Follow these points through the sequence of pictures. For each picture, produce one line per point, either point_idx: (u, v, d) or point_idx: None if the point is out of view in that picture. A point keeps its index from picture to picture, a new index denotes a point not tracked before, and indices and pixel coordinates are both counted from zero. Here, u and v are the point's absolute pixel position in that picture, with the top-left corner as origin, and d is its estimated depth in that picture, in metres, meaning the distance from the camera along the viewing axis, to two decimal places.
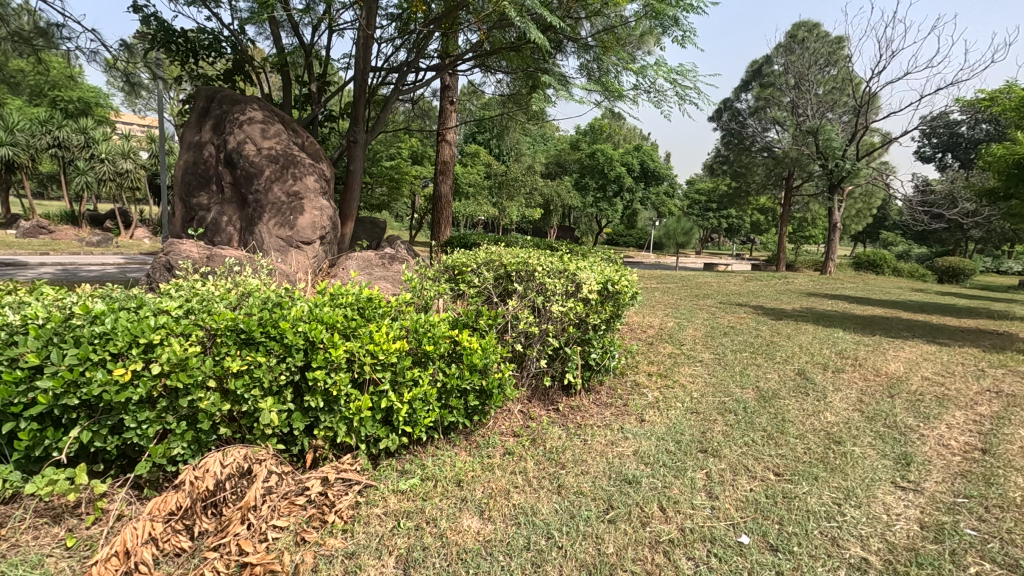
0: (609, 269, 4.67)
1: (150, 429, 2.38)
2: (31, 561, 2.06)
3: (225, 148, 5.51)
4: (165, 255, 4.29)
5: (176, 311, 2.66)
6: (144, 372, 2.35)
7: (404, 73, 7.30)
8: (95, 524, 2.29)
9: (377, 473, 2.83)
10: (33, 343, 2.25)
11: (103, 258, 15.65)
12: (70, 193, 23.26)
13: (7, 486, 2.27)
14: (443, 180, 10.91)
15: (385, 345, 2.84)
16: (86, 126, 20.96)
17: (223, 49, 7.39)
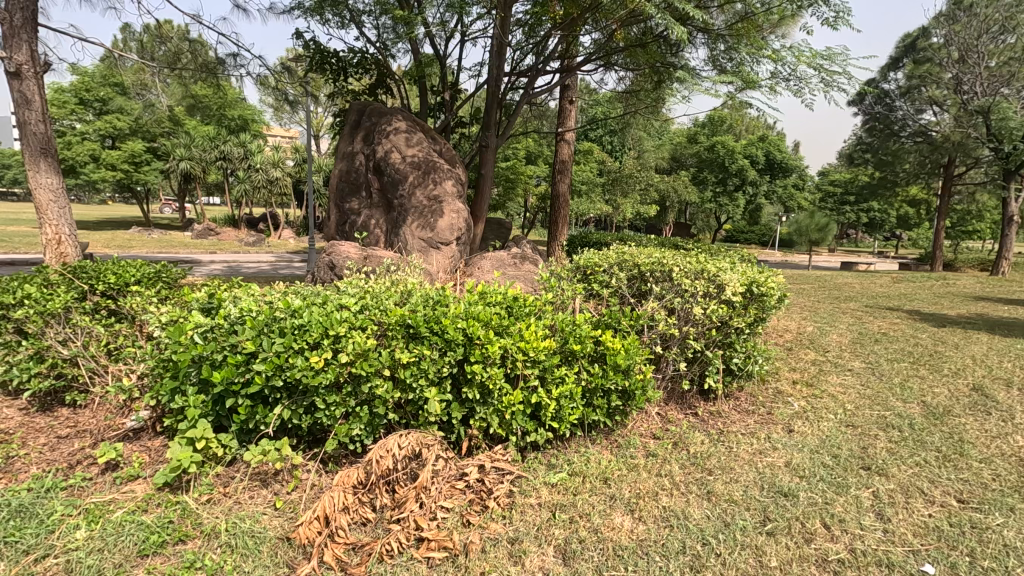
0: (750, 270, 4.45)
1: (337, 410, 2.70)
2: (252, 516, 2.43)
3: (374, 156, 6.03)
4: (329, 255, 4.79)
5: (354, 307, 2.98)
6: (333, 360, 2.66)
7: (531, 78, 7.48)
8: (295, 490, 2.65)
9: (526, 465, 2.97)
10: (249, 332, 2.65)
11: (258, 256, 17.70)
12: (231, 200, 26.64)
13: (228, 451, 2.68)
14: (561, 179, 10.98)
15: (535, 343, 2.96)
16: (245, 140, 23.87)
17: (368, 65, 8.04)
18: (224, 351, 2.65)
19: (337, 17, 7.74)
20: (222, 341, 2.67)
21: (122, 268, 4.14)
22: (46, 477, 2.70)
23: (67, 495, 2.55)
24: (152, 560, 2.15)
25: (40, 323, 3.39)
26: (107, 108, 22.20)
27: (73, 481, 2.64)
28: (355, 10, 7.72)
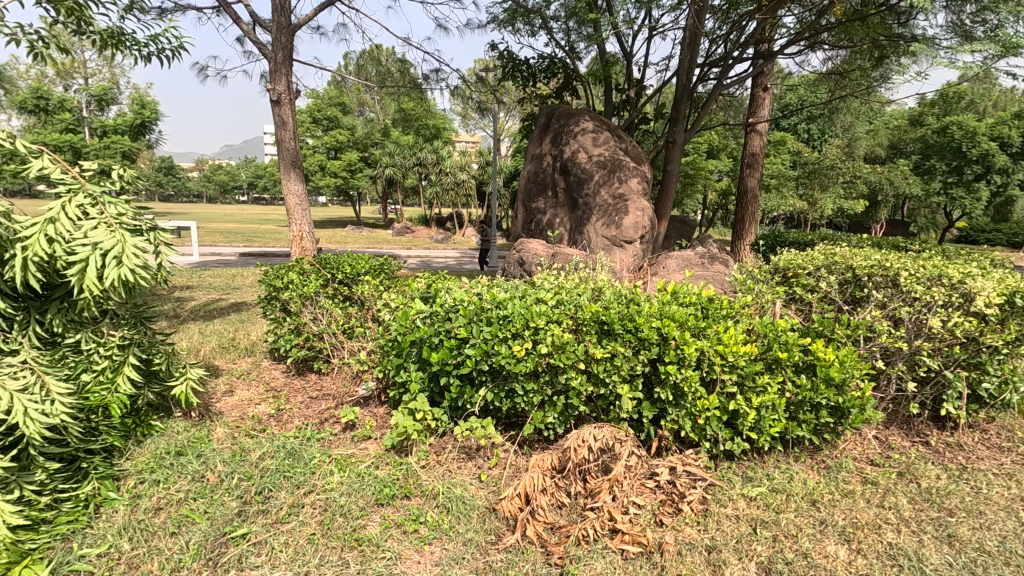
0: (1010, 278, 3.65)
1: (535, 397, 2.88)
2: (461, 484, 2.72)
3: (561, 157, 6.24)
4: (519, 252, 5.12)
5: (551, 302, 3.14)
6: (533, 350, 2.84)
7: (724, 68, 7.05)
8: (496, 467, 2.89)
9: (719, 474, 2.84)
10: (462, 319, 2.95)
11: (445, 252, 19.46)
12: (425, 201, 29.67)
13: (440, 424, 3.04)
14: (749, 174, 10.11)
15: (734, 347, 2.81)
16: (437, 147, 26.36)
17: (556, 69, 8.32)
18: (440, 335, 2.99)
19: (528, 26, 8.15)
20: (439, 326, 3.02)
21: (354, 259, 4.91)
22: (305, 428, 3.33)
23: (321, 445, 3.10)
24: (386, 508, 2.53)
25: (300, 303, 4.18)
26: (331, 125, 26.17)
27: (325, 434, 3.21)
28: (545, 17, 8.04)
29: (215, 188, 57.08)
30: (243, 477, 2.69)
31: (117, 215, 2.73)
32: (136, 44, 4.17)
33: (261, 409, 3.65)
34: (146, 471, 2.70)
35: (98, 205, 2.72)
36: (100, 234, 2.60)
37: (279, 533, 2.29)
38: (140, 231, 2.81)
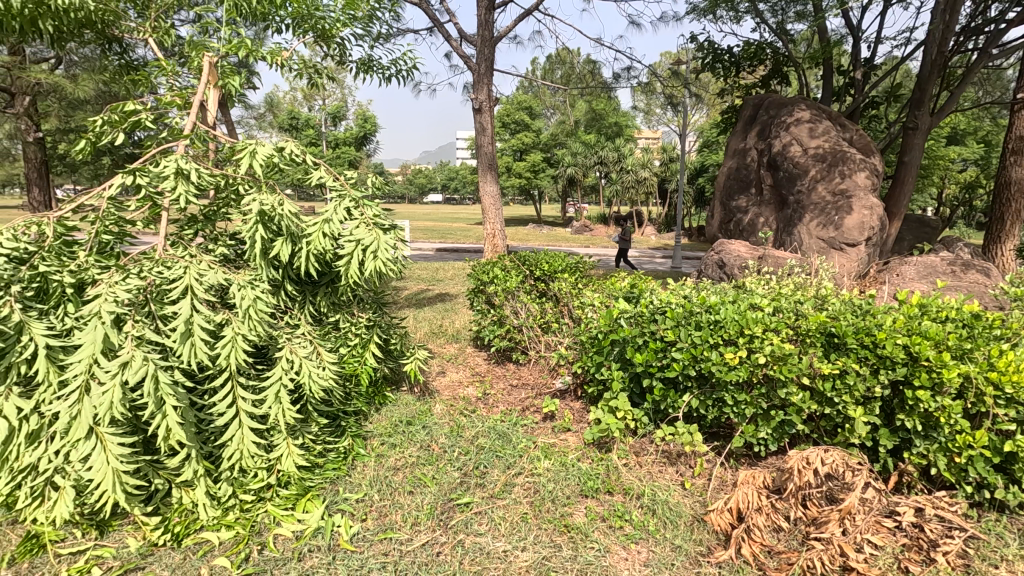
0: None
1: (746, 409, 2.70)
2: (665, 487, 2.68)
3: (769, 152, 5.79)
4: (718, 254, 4.88)
5: (769, 309, 2.90)
6: (747, 359, 2.66)
7: (991, 34, 5.81)
8: (700, 476, 2.79)
9: (982, 525, 2.37)
10: (669, 322, 2.88)
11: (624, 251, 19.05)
12: (604, 200, 29.63)
13: (640, 425, 3.02)
14: (1015, 161, 8.09)
15: (1014, 376, 2.30)
16: (619, 145, 26.13)
17: (764, 55, 7.66)
18: (645, 336, 2.96)
19: (734, 12, 7.62)
20: (644, 327, 2.98)
21: (550, 257, 5.11)
22: (509, 412, 3.58)
23: (526, 430, 3.31)
24: (591, 500, 2.60)
25: (504, 297, 4.50)
26: (519, 128, 27.56)
27: (528, 421, 3.42)
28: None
29: (415, 189, 64.04)
30: (461, 451, 3.00)
31: (373, 216, 3.21)
32: (382, 70, 4.83)
33: (470, 391, 4.03)
34: (386, 435, 3.17)
35: (359, 207, 3.22)
36: (361, 233, 3.08)
37: (496, 507, 2.51)
38: (389, 229, 3.26)
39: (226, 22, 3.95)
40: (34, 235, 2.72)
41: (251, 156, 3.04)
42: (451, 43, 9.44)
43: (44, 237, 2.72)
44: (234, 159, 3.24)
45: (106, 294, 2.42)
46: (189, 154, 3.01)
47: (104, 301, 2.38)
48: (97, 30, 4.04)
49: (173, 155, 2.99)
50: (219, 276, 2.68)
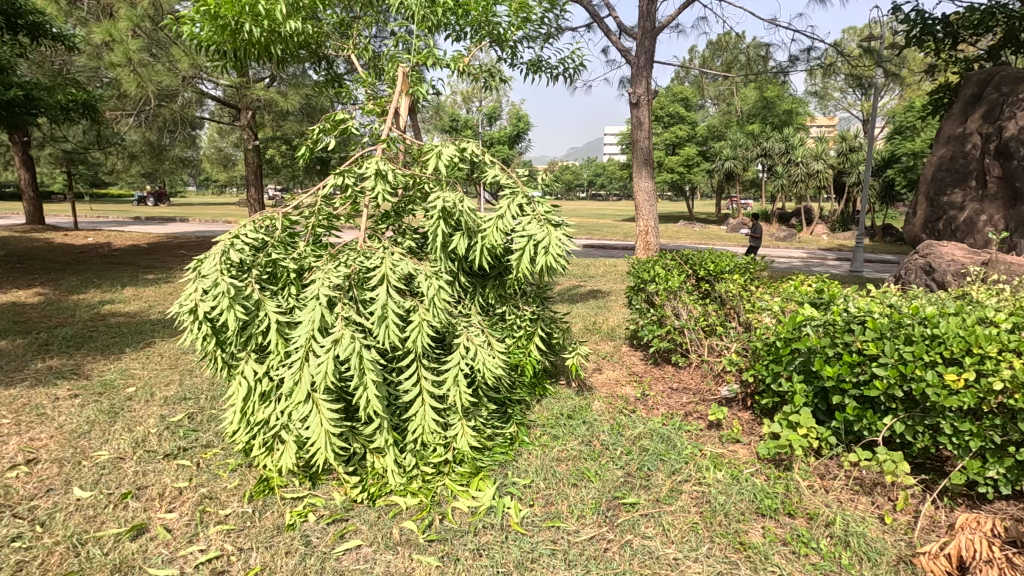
0: None
1: (971, 442, 2.29)
2: (859, 519, 2.38)
3: (999, 137, 5.45)
4: (925, 258, 4.25)
5: (1006, 325, 2.43)
6: (975, 383, 2.26)
7: None
8: (903, 512, 2.44)
9: None
10: (871, 334, 2.54)
11: (789, 251, 17.31)
12: (766, 195, 27.19)
13: (826, 445, 2.73)
14: None
15: None
16: (788, 135, 23.77)
17: (992, 21, 6.42)
18: (838, 347, 2.65)
19: None
20: (837, 336, 2.67)
21: (716, 257, 4.81)
22: (671, 416, 3.46)
23: (690, 437, 3.16)
24: (768, 520, 2.40)
25: (665, 297, 4.32)
26: (673, 121, 26.41)
27: (693, 427, 3.27)
28: None
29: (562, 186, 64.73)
30: (624, 450, 2.96)
31: (545, 212, 3.28)
32: (550, 69, 4.94)
33: (628, 390, 3.97)
34: (548, 426, 3.26)
35: (531, 204, 3.32)
36: (534, 228, 3.17)
37: (663, 512, 2.44)
38: (559, 225, 3.31)
39: (415, 34, 4.32)
40: (268, 228, 3.23)
41: (437, 156, 3.29)
42: (611, 38, 9.34)
43: (275, 229, 3.22)
44: (420, 159, 3.53)
45: (323, 279, 2.79)
46: (386, 156, 3.35)
47: (321, 285, 2.74)
48: (311, 51, 4.68)
49: (372, 158, 3.35)
50: (410, 267, 2.95)
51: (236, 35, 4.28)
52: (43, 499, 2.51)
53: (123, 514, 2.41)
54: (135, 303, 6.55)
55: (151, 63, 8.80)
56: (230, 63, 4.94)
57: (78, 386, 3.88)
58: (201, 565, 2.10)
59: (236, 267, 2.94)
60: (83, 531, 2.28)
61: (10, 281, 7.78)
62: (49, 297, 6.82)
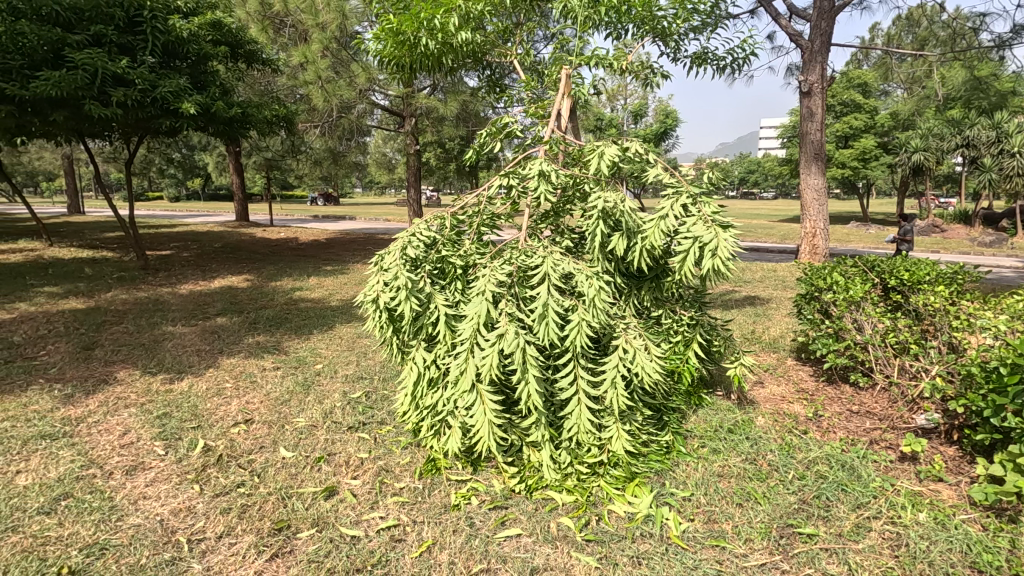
0: None
1: None
2: None
3: None
4: None
5: None
6: None
7: None
8: None
9: None
10: None
11: (997, 260, 14.49)
12: (967, 193, 23.06)
13: None
14: None
15: None
16: (1001, 120, 19.91)
17: None
18: None
19: None
20: None
21: (911, 264, 4.17)
22: (853, 443, 3.08)
23: (878, 468, 2.79)
24: None
25: (845, 307, 3.84)
26: (847, 110, 23.54)
27: (881, 457, 2.87)
28: None
29: None
30: (796, 474, 2.70)
31: (712, 212, 3.10)
32: (717, 61, 4.66)
33: (797, 408, 3.61)
34: (707, 438, 3.09)
35: (696, 204, 3.15)
36: (700, 230, 3.00)
37: (848, 550, 2.18)
38: (728, 226, 3.10)
39: (577, 36, 4.35)
40: (439, 227, 3.48)
41: (599, 156, 3.26)
42: (780, 23, 8.57)
43: (444, 228, 3.45)
44: (581, 159, 3.54)
45: (489, 275, 2.93)
46: (548, 157, 3.42)
47: (488, 282, 2.88)
48: (478, 59, 4.94)
49: (535, 159, 3.44)
50: (570, 266, 2.97)
51: (413, 49, 4.67)
52: (258, 454, 2.97)
53: (318, 475, 2.76)
54: (319, 291, 7.48)
55: (335, 79, 9.98)
56: (405, 75, 5.40)
57: (278, 360, 4.52)
58: (382, 530, 2.33)
59: (411, 262, 3.21)
60: (289, 486, 2.66)
61: (226, 268, 9.35)
62: (254, 283, 8.07)
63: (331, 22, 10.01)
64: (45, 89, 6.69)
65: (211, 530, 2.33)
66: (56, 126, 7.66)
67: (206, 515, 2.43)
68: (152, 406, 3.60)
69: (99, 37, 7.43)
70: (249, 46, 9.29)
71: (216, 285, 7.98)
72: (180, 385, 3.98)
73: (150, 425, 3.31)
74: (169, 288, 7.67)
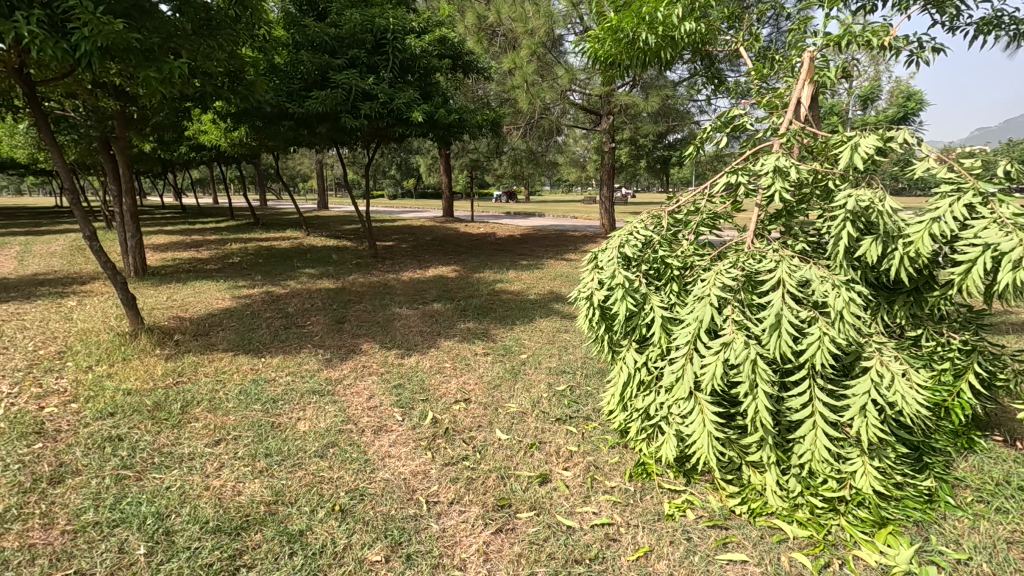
0: None
1: None
2: None
3: None
4: None
5: None
6: None
7: None
8: None
9: None
10: None
11: None
12: None
13: None
14: None
15: None
16: None
17: None
18: None
19: None
20: None
21: None
22: None
23: None
24: None
25: None
26: None
27: None
28: None
29: None
30: None
31: (1012, 214, 2.48)
32: (1014, 24, 3.75)
33: None
34: (985, 492, 2.52)
35: (988, 204, 2.55)
36: (994, 235, 2.42)
37: None
38: None
39: (824, 12, 3.84)
40: (655, 226, 3.37)
41: (852, 149, 2.81)
42: None
43: (661, 227, 3.34)
44: (826, 152, 3.12)
45: (713, 279, 2.74)
46: (785, 152, 3.08)
47: (712, 286, 2.70)
48: (698, 48, 4.68)
49: (770, 155, 3.12)
50: (810, 273, 2.63)
51: (631, 46, 4.60)
52: (478, 432, 3.23)
53: (532, 461, 2.90)
54: (517, 284, 7.91)
55: (540, 82, 10.41)
56: (618, 72, 5.36)
57: (488, 347, 4.88)
58: (596, 526, 2.35)
59: (627, 261, 3.17)
60: (506, 466, 2.84)
61: (437, 259, 10.42)
62: (462, 274, 8.86)
63: (539, 28, 10.44)
64: (316, 107, 8.17)
65: (444, 495, 2.59)
66: (319, 137, 9.30)
67: (438, 480, 2.72)
68: (389, 376, 4.16)
69: (354, 60, 8.82)
70: (466, 56, 10.16)
71: (430, 274, 8.93)
72: (409, 360, 4.53)
73: (389, 393, 3.83)
74: (394, 274, 8.80)
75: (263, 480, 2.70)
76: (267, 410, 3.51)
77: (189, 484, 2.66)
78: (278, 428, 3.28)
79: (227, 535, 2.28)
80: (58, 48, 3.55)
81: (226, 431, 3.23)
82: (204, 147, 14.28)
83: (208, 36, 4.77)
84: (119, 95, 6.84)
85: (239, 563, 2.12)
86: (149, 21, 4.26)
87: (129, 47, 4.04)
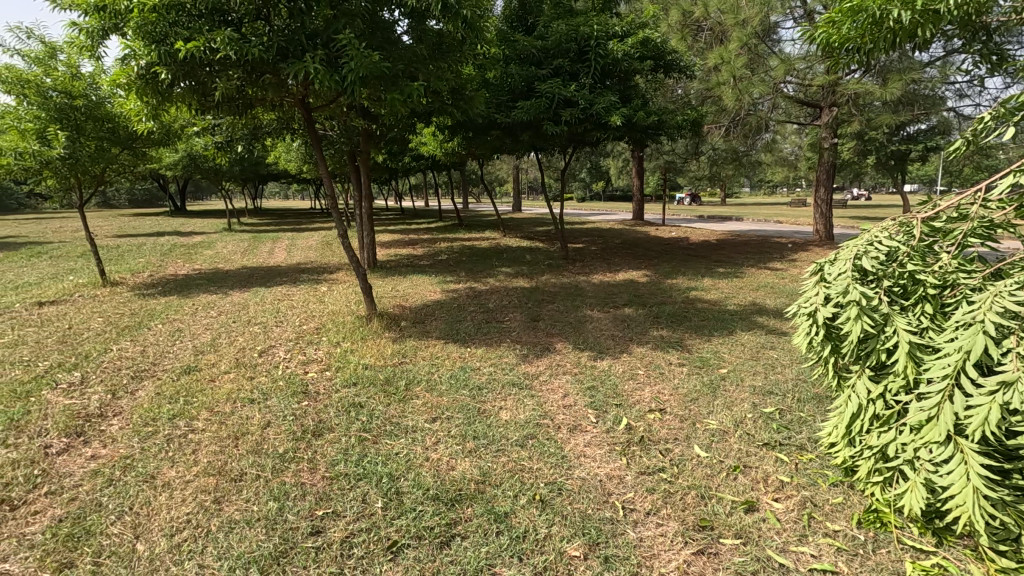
0: None
1: None
2: None
3: None
4: None
5: None
6: None
7: None
8: None
9: None
10: None
11: None
12: None
13: None
14: None
15: None
16: None
17: None
18: None
19: None
20: None
21: None
22: None
23: None
24: None
25: None
26: None
27: None
28: None
29: None
30: None
31: None
32: None
33: None
34: None
35: None
36: None
37: None
38: None
39: None
40: (903, 235, 2.87)
41: None
42: None
43: (910, 237, 2.84)
44: None
45: (987, 302, 2.24)
46: None
47: (986, 311, 2.21)
48: (968, 22, 3.89)
49: None
50: None
51: (879, 25, 4.01)
52: (674, 444, 3.13)
53: (735, 484, 2.71)
54: (715, 293, 7.44)
55: (750, 75, 9.64)
56: (854, 59, 4.71)
57: (684, 357, 4.68)
58: (816, 571, 2.11)
59: (864, 275, 2.77)
60: (707, 485, 2.70)
61: (628, 263, 10.32)
62: (653, 279, 8.64)
63: (753, 18, 9.66)
64: (521, 116, 8.70)
65: (640, 504, 2.56)
66: (521, 144, 9.86)
67: (634, 488, 2.70)
68: (583, 377, 4.25)
69: (558, 69, 9.18)
70: (669, 55, 9.86)
71: (621, 278, 8.87)
72: (602, 364, 4.57)
73: (583, 394, 3.90)
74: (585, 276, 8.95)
75: (472, 459, 2.98)
76: (474, 397, 3.85)
77: (413, 453, 3.05)
78: (484, 414, 3.57)
79: (444, 504, 2.56)
80: (332, 80, 4.35)
81: (442, 410, 3.63)
82: (423, 156, 16.18)
83: (440, 58, 5.40)
84: (366, 116, 8.10)
85: (455, 532, 2.36)
86: (397, 52, 4.99)
87: (383, 74, 4.78)
